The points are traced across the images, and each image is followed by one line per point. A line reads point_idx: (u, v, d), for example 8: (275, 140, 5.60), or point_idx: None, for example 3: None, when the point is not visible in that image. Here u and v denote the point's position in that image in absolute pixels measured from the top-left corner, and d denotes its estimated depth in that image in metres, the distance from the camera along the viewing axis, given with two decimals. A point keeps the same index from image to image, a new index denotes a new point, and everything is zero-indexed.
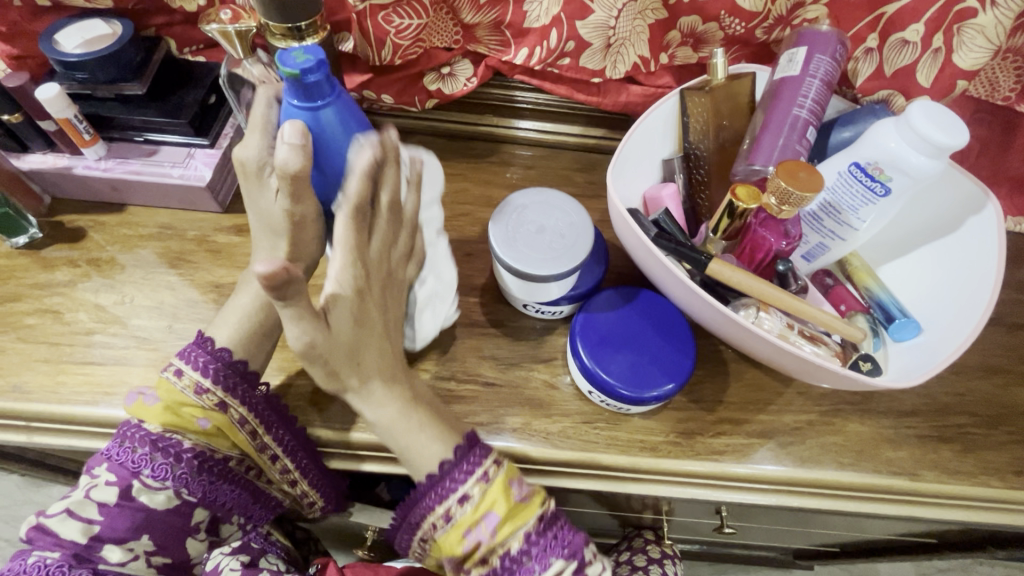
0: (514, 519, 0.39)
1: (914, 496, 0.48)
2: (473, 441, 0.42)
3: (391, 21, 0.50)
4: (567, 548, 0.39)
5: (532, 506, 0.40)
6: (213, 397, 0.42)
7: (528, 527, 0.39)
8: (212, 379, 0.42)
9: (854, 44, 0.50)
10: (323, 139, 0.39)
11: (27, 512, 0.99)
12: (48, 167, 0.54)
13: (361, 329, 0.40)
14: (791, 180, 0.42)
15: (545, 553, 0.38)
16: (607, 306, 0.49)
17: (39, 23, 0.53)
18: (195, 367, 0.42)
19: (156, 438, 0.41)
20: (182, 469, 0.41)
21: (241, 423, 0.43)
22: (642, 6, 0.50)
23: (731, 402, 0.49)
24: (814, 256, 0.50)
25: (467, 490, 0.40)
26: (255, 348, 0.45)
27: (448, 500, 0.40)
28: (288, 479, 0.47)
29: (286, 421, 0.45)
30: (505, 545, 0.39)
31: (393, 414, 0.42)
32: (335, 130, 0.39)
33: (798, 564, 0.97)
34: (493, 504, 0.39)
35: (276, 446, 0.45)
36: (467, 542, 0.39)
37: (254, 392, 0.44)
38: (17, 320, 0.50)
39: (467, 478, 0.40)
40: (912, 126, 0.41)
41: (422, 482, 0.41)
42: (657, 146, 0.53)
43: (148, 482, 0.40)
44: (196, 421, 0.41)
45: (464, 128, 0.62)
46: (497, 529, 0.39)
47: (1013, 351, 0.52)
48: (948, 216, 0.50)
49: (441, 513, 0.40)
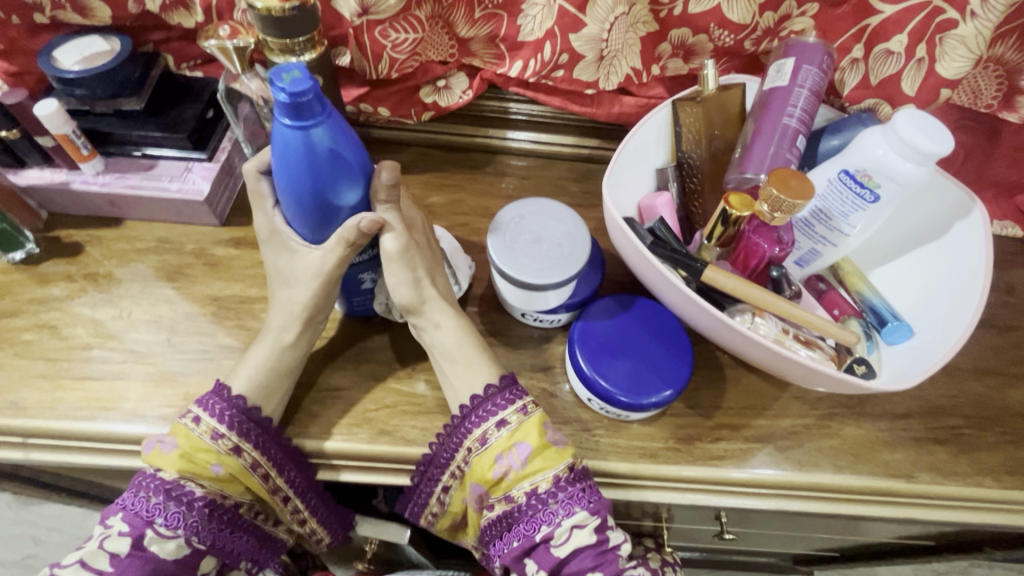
0: (546, 457, 0.42)
1: (912, 498, 0.48)
2: (511, 380, 0.45)
3: (388, 35, 0.51)
4: (592, 503, 0.42)
5: (564, 453, 0.43)
6: (229, 441, 0.42)
7: (558, 472, 0.42)
8: (228, 426, 0.43)
9: (840, 55, 0.52)
10: (316, 161, 0.37)
11: (19, 531, 0.98)
12: (45, 182, 0.54)
13: (429, 253, 0.48)
14: (782, 188, 0.42)
15: (571, 500, 0.42)
16: (604, 314, 0.49)
17: (36, 40, 0.53)
18: (213, 414, 0.43)
19: (170, 486, 0.41)
20: (193, 517, 0.41)
21: (254, 467, 0.43)
22: (634, 19, 0.51)
23: (729, 407, 0.50)
24: (807, 262, 0.51)
25: (505, 416, 0.44)
26: (270, 392, 0.45)
27: (487, 424, 0.44)
28: (298, 518, 0.47)
29: (297, 463, 0.46)
30: (531, 480, 0.42)
31: (458, 334, 0.47)
32: (329, 149, 0.37)
33: (798, 569, 0.98)
34: (525, 436, 0.43)
35: (287, 488, 0.45)
36: (498, 467, 0.43)
37: (270, 438, 0.44)
38: (15, 336, 0.50)
39: (508, 406, 0.44)
40: (899, 135, 0.42)
41: (466, 403, 0.45)
42: (650, 156, 0.54)
43: (161, 530, 0.40)
44: (210, 467, 0.42)
45: (460, 140, 0.63)
46: (527, 461, 0.42)
47: (1004, 352, 0.53)
48: (936, 222, 0.51)
49: (478, 436, 0.44)
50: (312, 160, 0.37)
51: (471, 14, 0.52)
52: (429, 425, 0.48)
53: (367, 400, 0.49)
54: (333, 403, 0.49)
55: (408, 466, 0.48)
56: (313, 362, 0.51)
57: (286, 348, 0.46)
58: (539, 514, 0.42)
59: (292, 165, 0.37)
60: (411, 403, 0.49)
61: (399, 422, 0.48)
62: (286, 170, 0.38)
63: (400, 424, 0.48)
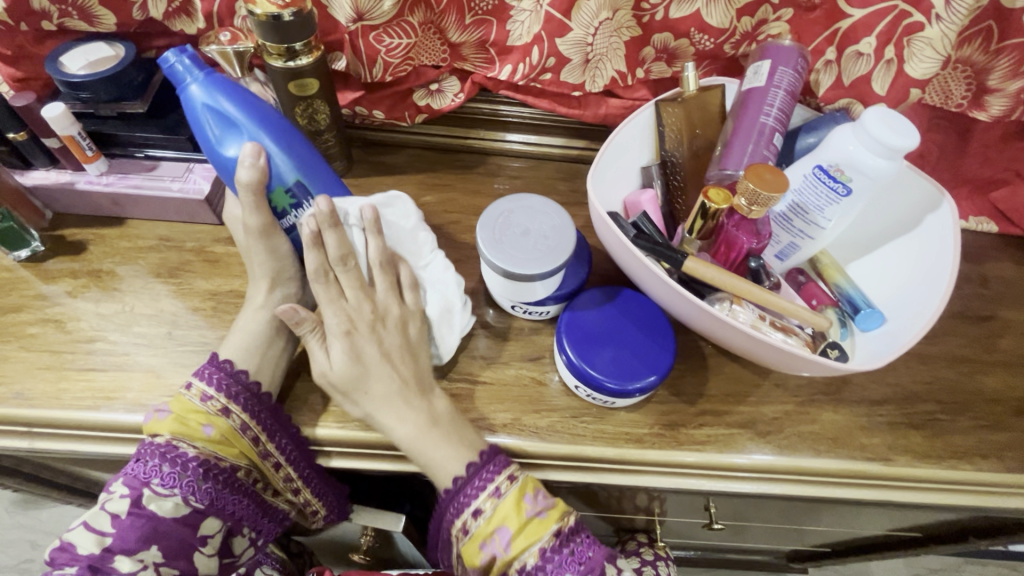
0: (528, 533, 0.44)
1: (889, 480, 0.50)
2: (490, 453, 0.46)
3: (381, 40, 0.54)
4: (581, 564, 0.44)
5: (546, 522, 0.45)
6: (217, 403, 0.45)
7: (543, 543, 0.44)
8: (216, 388, 0.45)
9: (814, 57, 0.54)
10: (207, 113, 0.45)
11: (17, 535, 0.98)
12: (50, 182, 0.56)
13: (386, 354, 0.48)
14: (758, 181, 0.44)
15: (560, 568, 0.44)
16: (591, 305, 0.51)
17: (44, 47, 0.55)
18: (203, 379, 0.45)
19: (164, 449, 0.42)
20: (189, 477, 0.42)
21: (244, 429, 0.45)
22: (618, 24, 0.53)
23: (712, 395, 0.52)
24: (787, 255, 0.53)
25: (480, 505, 0.45)
26: (254, 356, 0.47)
27: (466, 513, 0.45)
28: (291, 488, 0.49)
29: (288, 430, 0.48)
30: (520, 559, 0.44)
31: (409, 432, 0.46)
32: (204, 101, 0.45)
33: (792, 567, 0.99)
34: (504, 519, 0.44)
35: (278, 454, 0.47)
36: (485, 553, 0.45)
37: (259, 402, 0.46)
38: (20, 330, 0.52)
39: (483, 492, 0.45)
40: (867, 131, 0.44)
41: (443, 494, 0.46)
42: (635, 154, 0.56)
43: (158, 490, 0.42)
44: (202, 427, 0.43)
45: (453, 141, 0.65)
46: (511, 543, 0.44)
47: (977, 341, 0.55)
48: (908, 215, 0.53)
49: (460, 526, 0.45)
50: (211, 114, 0.45)
51: (462, 20, 0.54)
52: None
53: None
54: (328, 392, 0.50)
55: (401, 452, 0.49)
56: (309, 354, 0.52)
57: (256, 309, 0.50)
58: None
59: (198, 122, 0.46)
60: None
61: None
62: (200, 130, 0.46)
63: None
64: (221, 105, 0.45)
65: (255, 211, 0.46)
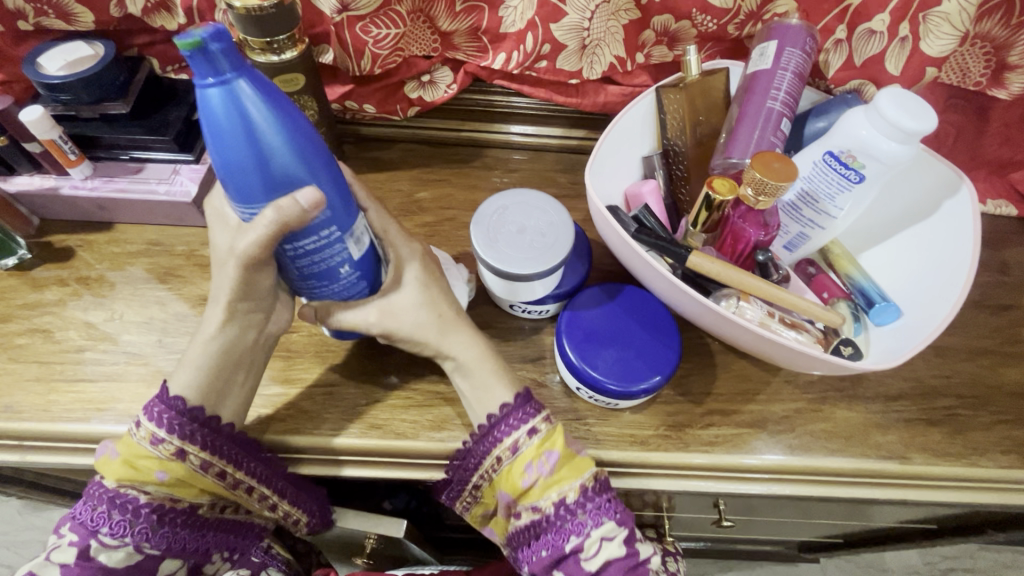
0: (571, 467, 0.42)
1: (904, 479, 0.48)
2: (528, 396, 0.44)
3: (369, 31, 0.51)
4: (618, 514, 0.42)
5: (588, 462, 0.43)
6: (170, 446, 0.41)
7: (584, 482, 0.41)
8: (167, 430, 0.41)
9: (824, 36, 0.51)
10: (225, 132, 0.34)
11: (30, 537, 0.99)
12: (34, 188, 0.54)
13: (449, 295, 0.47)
14: (765, 170, 0.42)
15: (598, 512, 0.41)
16: (592, 302, 0.49)
17: (22, 47, 0.54)
18: (152, 419, 0.41)
19: (113, 494, 0.41)
20: (140, 524, 0.41)
21: (205, 467, 0.42)
22: (615, 7, 0.51)
23: (719, 393, 0.50)
24: (796, 246, 0.51)
25: (535, 425, 0.42)
26: (210, 391, 0.43)
27: (516, 432, 0.42)
28: (267, 504, 0.46)
29: (254, 454, 0.45)
30: (558, 491, 0.41)
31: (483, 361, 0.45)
32: (231, 123, 0.33)
33: (804, 557, 0.97)
34: (555, 444, 0.42)
35: (249, 479, 0.44)
36: (528, 476, 0.41)
37: (219, 435, 0.43)
38: (8, 341, 0.50)
39: (537, 415, 0.43)
40: (882, 115, 0.41)
41: (496, 411, 0.43)
42: (636, 143, 0.54)
43: (105, 540, 0.40)
44: (154, 473, 0.41)
45: (446, 134, 0.63)
46: (557, 469, 0.41)
47: (1000, 332, 0.53)
48: (926, 202, 0.51)
49: (509, 444, 0.42)
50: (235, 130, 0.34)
51: (452, 7, 0.52)
52: (420, 418, 0.48)
53: (358, 394, 0.49)
54: (323, 399, 0.49)
55: (400, 458, 0.48)
56: (302, 360, 0.51)
57: (209, 341, 0.43)
58: (566, 524, 0.41)
59: (218, 134, 0.34)
60: (401, 397, 0.49)
61: (390, 416, 0.49)
62: (216, 138, 0.34)
63: (390, 417, 0.48)
64: (249, 116, 0.34)
65: (258, 243, 0.37)
